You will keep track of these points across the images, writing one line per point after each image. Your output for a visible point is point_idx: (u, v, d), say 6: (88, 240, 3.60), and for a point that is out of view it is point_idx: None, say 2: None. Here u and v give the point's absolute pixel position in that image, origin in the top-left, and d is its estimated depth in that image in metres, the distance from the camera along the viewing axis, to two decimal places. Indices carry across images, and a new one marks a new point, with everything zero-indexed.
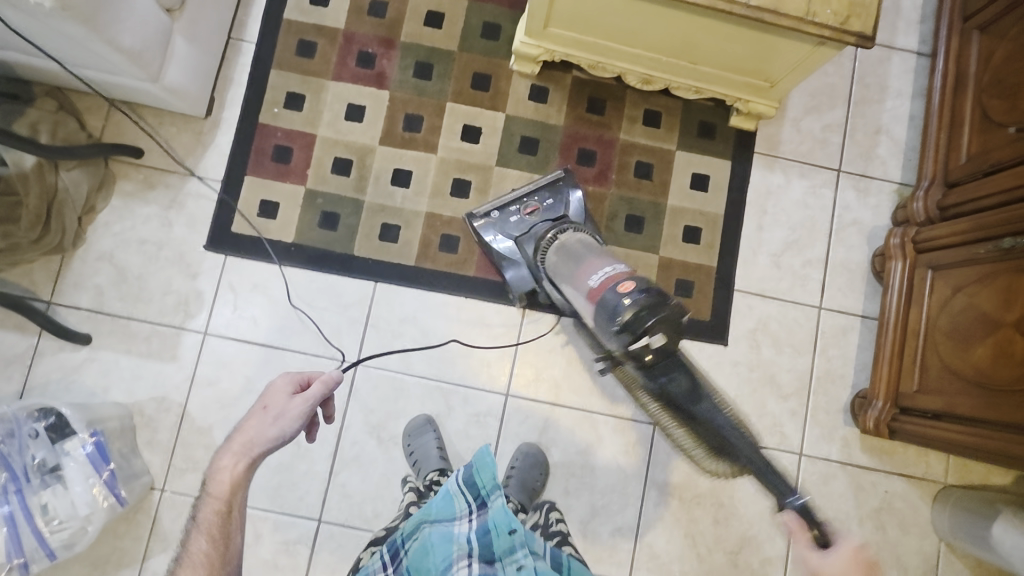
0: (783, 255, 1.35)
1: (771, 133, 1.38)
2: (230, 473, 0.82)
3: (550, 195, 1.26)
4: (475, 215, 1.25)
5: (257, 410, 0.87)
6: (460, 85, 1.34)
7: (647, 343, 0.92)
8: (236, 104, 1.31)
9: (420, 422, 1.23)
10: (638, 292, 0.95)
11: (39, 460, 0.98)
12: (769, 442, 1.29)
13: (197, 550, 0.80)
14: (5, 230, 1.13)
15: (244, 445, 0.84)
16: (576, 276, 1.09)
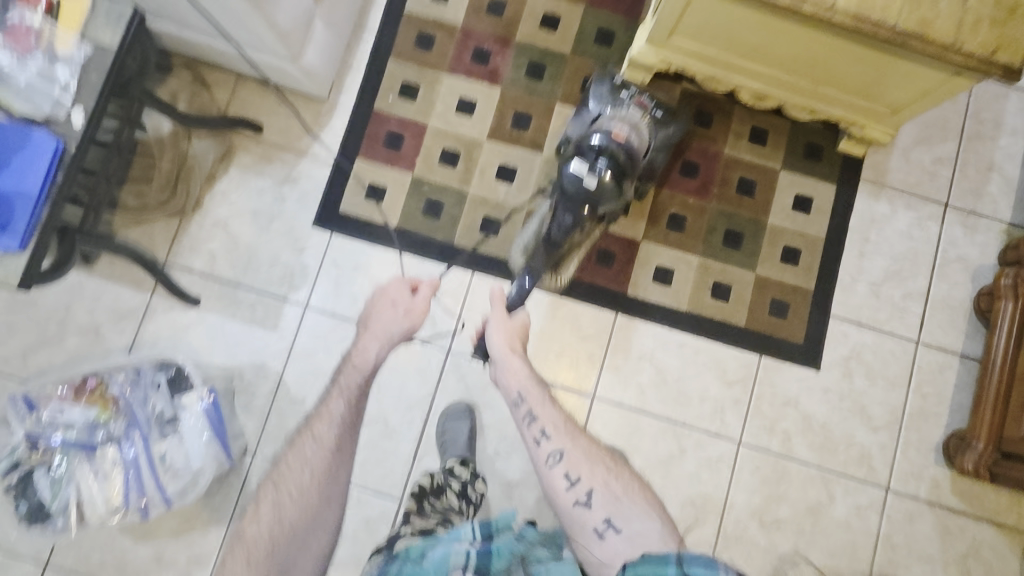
0: (883, 285, 1.33)
1: (879, 161, 1.36)
2: (371, 347, 1.20)
3: (663, 112, 1.21)
4: (601, 72, 1.24)
5: (387, 305, 1.23)
6: (571, 88, 1.36)
7: (584, 173, 1.08)
8: (353, 88, 1.34)
9: (459, 407, 1.25)
10: (618, 144, 1.11)
11: (158, 412, 1.04)
12: (855, 473, 1.27)
13: (336, 411, 1.16)
14: (139, 189, 1.22)
15: (383, 330, 1.21)
16: (599, 117, 1.18)
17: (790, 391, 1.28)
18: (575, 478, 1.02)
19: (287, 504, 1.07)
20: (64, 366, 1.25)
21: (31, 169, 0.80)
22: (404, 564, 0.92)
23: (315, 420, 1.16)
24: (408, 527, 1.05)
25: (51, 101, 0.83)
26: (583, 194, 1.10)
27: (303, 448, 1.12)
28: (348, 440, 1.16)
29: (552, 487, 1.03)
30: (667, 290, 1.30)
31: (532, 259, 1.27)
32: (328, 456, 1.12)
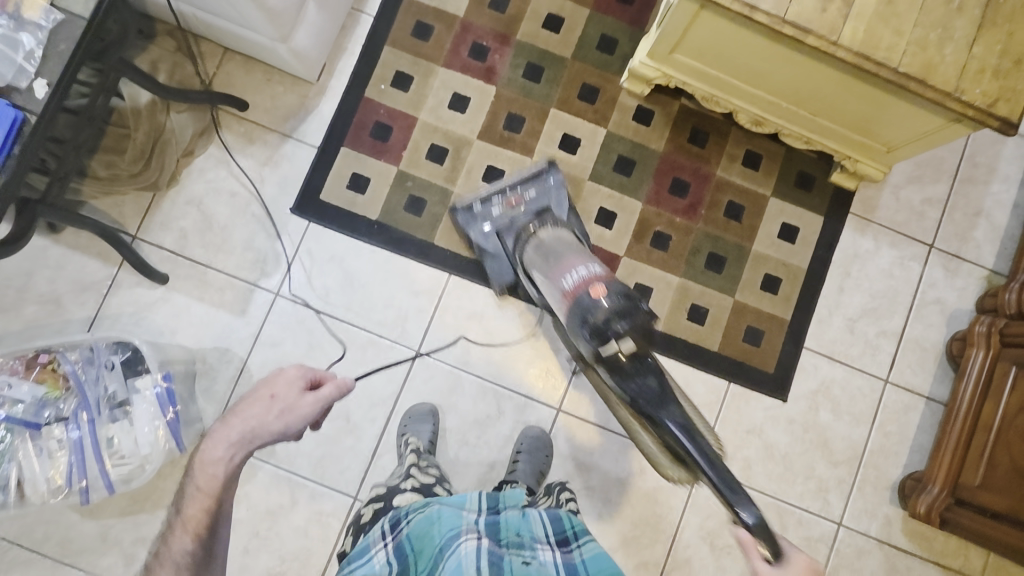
0: (859, 321, 1.33)
1: (868, 197, 1.35)
2: (218, 445, 0.77)
3: (534, 190, 1.24)
4: (459, 207, 1.24)
5: (262, 396, 0.84)
6: (567, 93, 1.33)
7: (615, 348, 0.98)
8: (344, 74, 1.31)
9: (423, 410, 1.23)
10: (608, 296, 1.01)
11: (110, 393, 1.01)
12: (810, 505, 1.27)
13: (181, 549, 0.73)
14: (110, 159, 1.17)
15: (242, 431, 0.79)
16: (552, 270, 1.10)
17: (756, 420, 1.28)
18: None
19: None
20: (21, 335, 1.21)
21: None
22: (407, 520, 0.87)
23: None
24: (410, 481, 1.04)
25: (11, 67, 0.78)
26: (638, 358, 0.99)
27: None
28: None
29: None
30: None
31: (668, 463, 1.07)
32: None
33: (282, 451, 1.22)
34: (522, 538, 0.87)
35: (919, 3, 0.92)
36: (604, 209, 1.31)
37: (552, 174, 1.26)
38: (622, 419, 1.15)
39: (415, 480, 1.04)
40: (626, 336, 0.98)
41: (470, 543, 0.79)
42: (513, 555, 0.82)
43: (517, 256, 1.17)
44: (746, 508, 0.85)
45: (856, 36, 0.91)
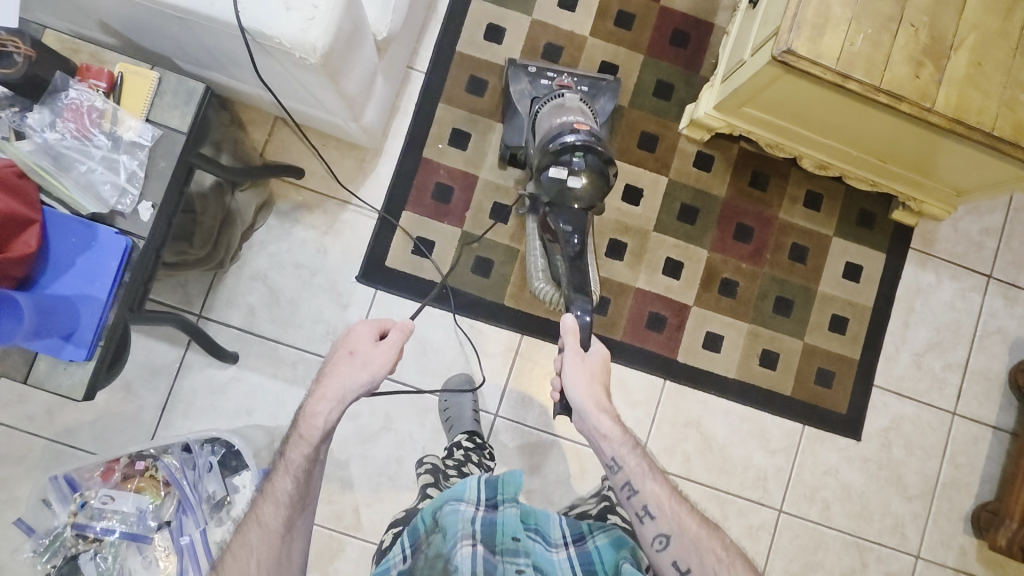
0: (925, 355, 1.34)
1: (928, 231, 1.36)
2: (319, 403, 0.86)
3: (587, 87, 1.19)
4: (515, 62, 1.20)
5: (341, 354, 0.89)
6: (626, 143, 1.31)
7: (565, 176, 0.97)
8: (401, 134, 1.28)
9: (459, 379, 1.24)
10: (587, 133, 1.00)
11: (209, 493, 1.01)
12: (888, 541, 1.30)
13: (282, 490, 0.82)
14: (179, 246, 1.11)
15: (338, 390, 0.86)
16: (548, 119, 1.07)
17: (832, 460, 1.30)
18: (618, 464, 0.91)
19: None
20: (93, 424, 1.20)
21: (98, 272, 0.74)
22: (423, 539, 0.89)
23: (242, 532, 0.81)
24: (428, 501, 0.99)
25: (113, 192, 0.76)
26: (566, 202, 0.99)
27: (246, 538, 0.80)
28: (299, 522, 0.83)
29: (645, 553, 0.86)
30: (716, 357, 1.29)
31: (539, 278, 1.15)
32: (277, 545, 0.80)
33: (367, 524, 1.22)
34: (521, 545, 0.86)
35: (1006, 64, 0.93)
36: (671, 258, 1.30)
37: (606, 94, 1.19)
38: (533, 263, 1.17)
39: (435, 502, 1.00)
40: (584, 178, 0.97)
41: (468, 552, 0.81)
42: (507, 564, 0.82)
43: (533, 110, 1.14)
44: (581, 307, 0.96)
45: (949, 102, 0.92)
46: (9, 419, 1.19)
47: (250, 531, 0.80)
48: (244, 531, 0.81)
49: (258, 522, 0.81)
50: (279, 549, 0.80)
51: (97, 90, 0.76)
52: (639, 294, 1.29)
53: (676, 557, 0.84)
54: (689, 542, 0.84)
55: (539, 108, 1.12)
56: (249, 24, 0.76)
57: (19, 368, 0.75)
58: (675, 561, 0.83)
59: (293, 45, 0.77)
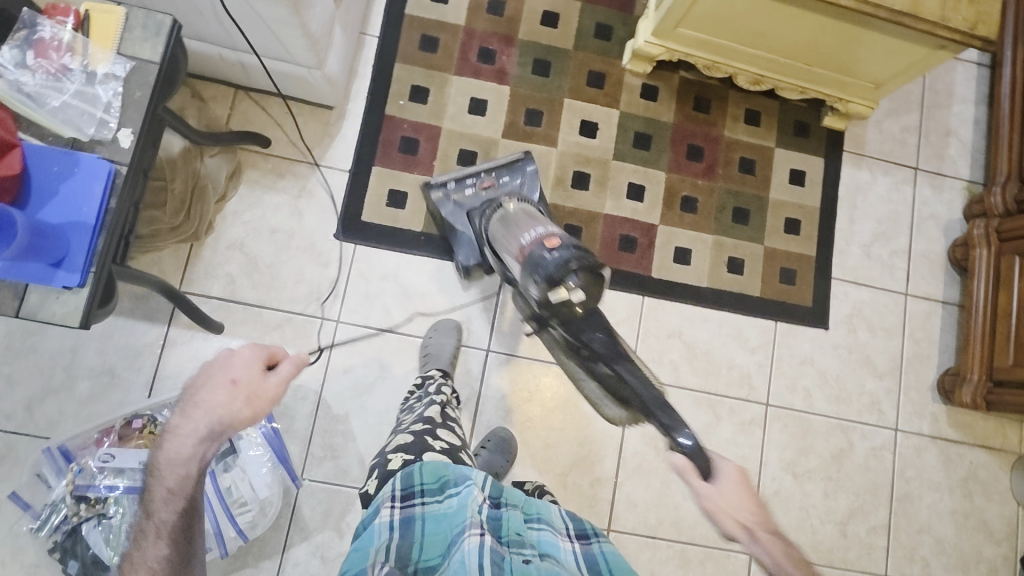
0: (873, 245, 1.46)
1: (857, 133, 1.49)
2: (186, 441, 0.74)
3: (507, 176, 1.21)
4: (432, 183, 1.18)
5: (221, 382, 0.77)
6: (577, 82, 1.39)
7: (565, 296, 0.92)
8: (361, 95, 1.32)
9: (448, 325, 1.26)
10: (564, 247, 0.95)
11: None
12: (868, 419, 1.39)
13: (153, 558, 0.72)
14: (151, 216, 1.15)
15: (203, 428, 0.75)
16: (508, 242, 1.05)
17: (806, 350, 1.39)
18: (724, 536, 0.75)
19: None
20: (77, 414, 1.16)
21: (84, 198, 0.74)
22: (421, 498, 0.79)
23: None
24: (438, 440, 0.92)
25: (91, 121, 0.76)
26: (577, 323, 0.97)
27: None
28: None
29: None
30: (687, 269, 1.37)
31: (606, 403, 1.16)
32: None
33: None
34: (526, 540, 0.77)
35: None
36: (633, 183, 1.38)
37: (525, 164, 1.22)
38: (569, 369, 1.19)
39: (444, 441, 0.92)
40: (580, 285, 0.92)
41: (475, 544, 0.70)
42: (515, 555, 0.72)
43: (478, 227, 1.14)
44: (680, 431, 0.89)
45: None
46: None
47: None
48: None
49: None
50: None
51: (64, 24, 0.77)
52: (608, 219, 1.36)
53: None
54: None
55: (488, 223, 1.12)
56: None
57: (9, 304, 0.73)
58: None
59: None
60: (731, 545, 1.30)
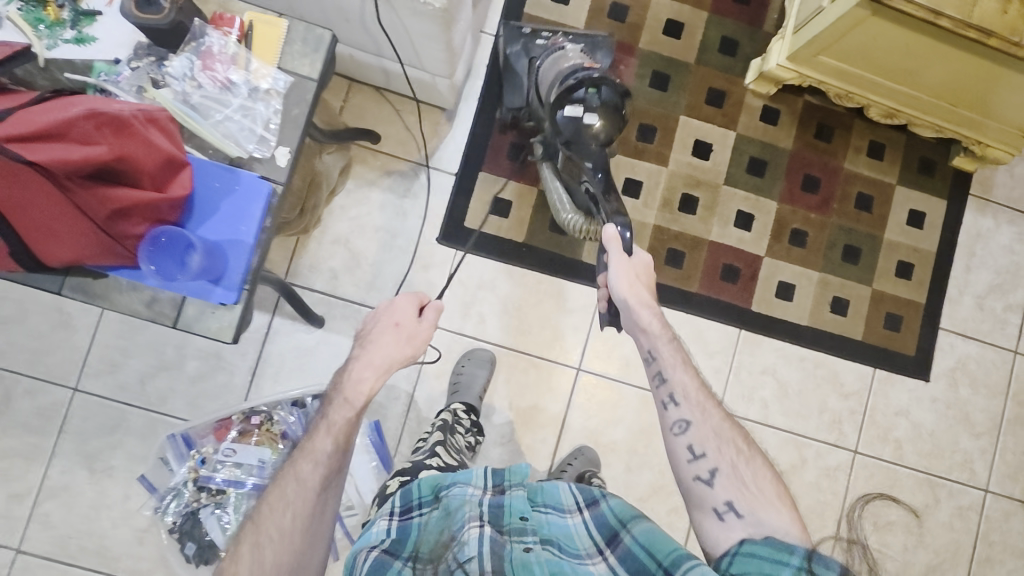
0: (987, 297, 1.38)
1: (986, 176, 1.40)
2: (365, 370, 0.85)
3: (584, 44, 1.18)
4: (509, 23, 1.20)
5: (387, 325, 0.89)
6: (695, 99, 1.33)
7: (581, 114, 0.99)
8: (473, 97, 1.29)
9: (482, 355, 1.24)
10: (594, 71, 1.01)
11: None
12: (958, 476, 1.34)
13: (322, 448, 0.81)
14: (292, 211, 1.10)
15: (382, 357, 0.86)
16: (547, 72, 1.10)
17: (903, 400, 1.34)
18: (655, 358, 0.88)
19: (269, 556, 0.73)
20: (184, 391, 1.21)
21: (242, 216, 0.74)
22: (419, 509, 0.77)
23: (278, 484, 0.79)
24: (435, 460, 0.96)
25: (252, 137, 0.76)
26: (586, 141, 1.00)
27: (283, 490, 0.78)
28: (335, 481, 0.80)
29: (671, 456, 0.81)
30: (789, 305, 1.32)
31: (563, 209, 1.18)
32: (310, 504, 0.77)
33: None
34: (529, 525, 0.73)
35: None
36: (741, 211, 1.33)
37: (602, 50, 1.19)
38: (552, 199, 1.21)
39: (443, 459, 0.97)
40: (599, 115, 0.99)
41: (475, 534, 0.68)
42: (516, 543, 0.69)
43: (534, 67, 1.16)
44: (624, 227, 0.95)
45: None
46: (99, 390, 1.19)
47: (286, 484, 0.78)
48: (281, 482, 0.79)
49: (297, 478, 0.78)
50: (314, 507, 0.78)
51: (229, 35, 0.77)
52: (712, 246, 1.32)
53: (732, 497, 0.74)
54: (711, 430, 0.80)
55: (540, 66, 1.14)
56: None
57: (167, 315, 0.75)
58: (692, 445, 0.79)
59: None
60: None
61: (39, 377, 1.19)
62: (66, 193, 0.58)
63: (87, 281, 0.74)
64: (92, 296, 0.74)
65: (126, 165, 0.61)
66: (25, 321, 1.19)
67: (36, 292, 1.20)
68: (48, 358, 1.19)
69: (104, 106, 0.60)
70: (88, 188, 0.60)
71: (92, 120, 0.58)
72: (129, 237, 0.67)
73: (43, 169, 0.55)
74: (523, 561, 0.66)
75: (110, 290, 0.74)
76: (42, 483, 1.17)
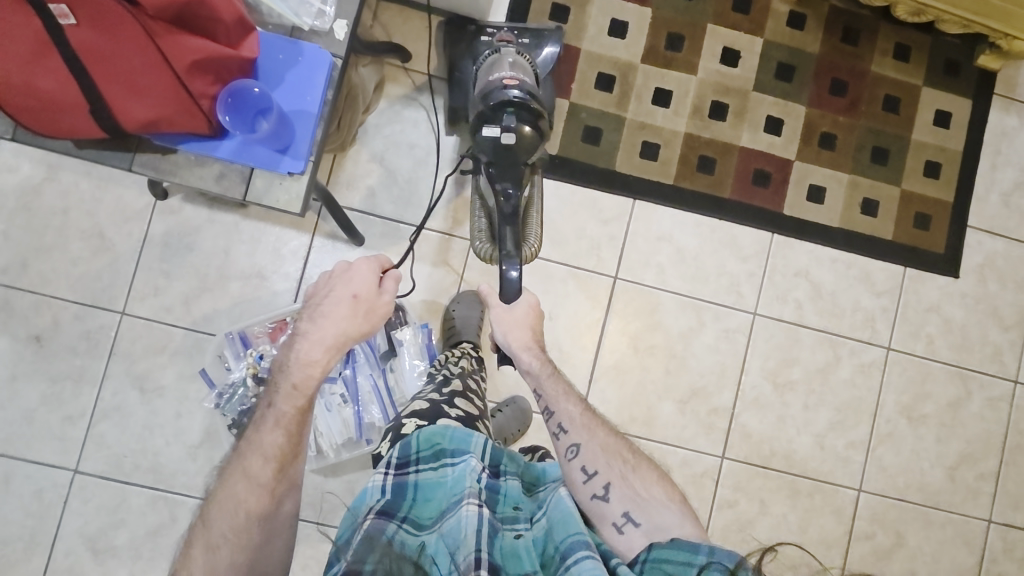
0: (1013, 195, 1.40)
1: (1010, 76, 1.41)
2: (314, 348, 0.83)
3: (529, 38, 1.13)
4: (450, 23, 1.22)
5: (343, 297, 0.88)
6: (721, 7, 1.33)
7: (497, 135, 0.90)
8: (501, 11, 1.29)
9: (471, 295, 1.25)
10: (518, 92, 0.90)
11: (378, 345, 1.11)
12: (989, 369, 1.38)
13: (271, 442, 0.76)
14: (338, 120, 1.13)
15: (334, 334, 0.84)
16: (481, 75, 1.00)
17: (933, 297, 1.37)
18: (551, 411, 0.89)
19: (225, 557, 0.69)
20: (230, 311, 1.22)
21: (309, 86, 0.78)
22: (415, 466, 0.74)
23: (228, 479, 0.74)
24: (453, 408, 0.88)
25: (311, 12, 0.79)
26: (511, 161, 0.92)
27: (232, 489, 0.73)
28: (293, 471, 0.77)
29: (583, 505, 0.79)
30: (820, 208, 1.34)
31: (477, 236, 1.13)
32: (265, 500, 0.73)
33: (504, 388, 1.27)
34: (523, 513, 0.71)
35: None
36: (771, 116, 1.34)
37: (549, 41, 1.13)
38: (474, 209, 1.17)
39: (460, 409, 0.88)
40: (523, 131, 0.90)
41: (474, 511, 0.65)
42: (506, 531, 0.67)
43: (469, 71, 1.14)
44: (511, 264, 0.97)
45: None
46: (146, 312, 1.20)
47: (235, 481, 0.74)
48: (229, 480, 0.75)
49: (246, 473, 0.74)
50: (268, 505, 0.73)
51: None
52: (742, 152, 1.33)
53: (626, 506, 0.77)
54: (598, 448, 0.83)
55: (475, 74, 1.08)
56: None
57: (237, 188, 0.79)
58: (584, 466, 0.81)
59: None
60: (842, 480, 1.33)
61: (86, 301, 1.19)
62: (151, 33, 0.64)
63: (157, 159, 0.77)
64: (160, 172, 0.77)
65: (204, 12, 0.67)
66: (68, 247, 1.19)
67: (75, 217, 1.20)
68: (94, 283, 1.20)
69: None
70: (171, 34, 0.65)
71: None
72: (204, 97, 0.70)
73: (135, 2, 0.63)
74: (513, 549, 0.65)
75: (179, 166, 0.77)
76: (95, 405, 1.19)
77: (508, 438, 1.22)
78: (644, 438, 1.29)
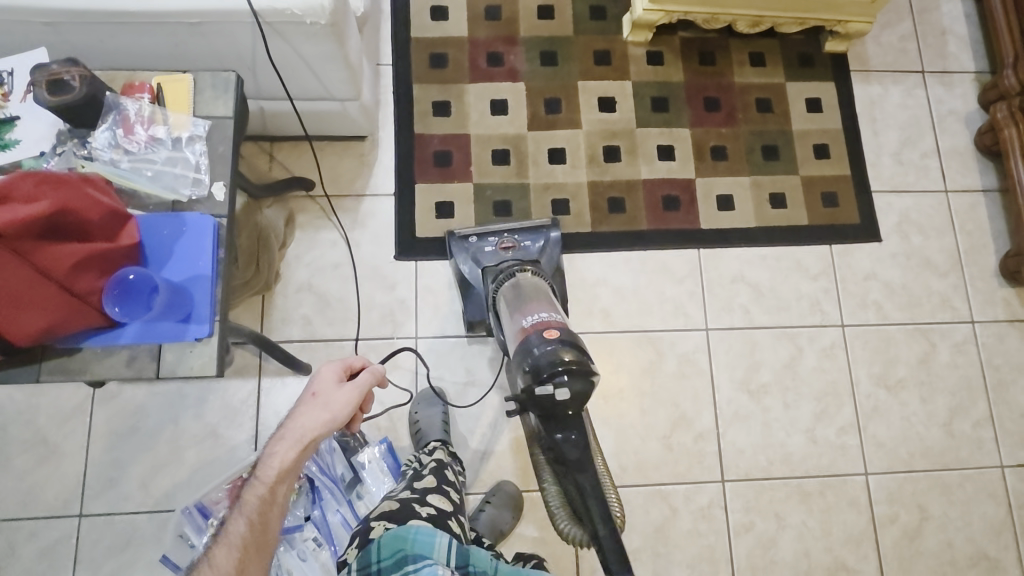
0: (902, 152, 1.49)
1: (859, 52, 1.53)
2: (279, 446, 0.82)
3: (529, 238, 1.22)
4: (455, 236, 1.23)
5: (306, 395, 0.86)
6: (585, 64, 1.44)
7: (551, 392, 0.89)
8: (388, 122, 1.37)
9: (429, 393, 1.23)
10: (558, 342, 0.91)
11: (342, 475, 1.10)
12: (944, 317, 1.40)
13: (235, 532, 0.77)
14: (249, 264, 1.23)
15: (296, 429, 0.82)
16: (511, 313, 1.04)
17: (867, 265, 1.41)
18: None
19: None
20: (190, 481, 1.17)
21: (197, 252, 0.80)
22: None
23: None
24: (424, 507, 0.86)
25: (186, 182, 0.82)
26: (560, 414, 0.92)
27: None
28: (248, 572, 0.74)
29: None
30: (734, 214, 1.40)
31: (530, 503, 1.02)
32: None
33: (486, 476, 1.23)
34: None
35: None
36: (661, 145, 1.42)
37: (548, 233, 1.23)
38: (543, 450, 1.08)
39: (432, 507, 0.87)
40: (570, 385, 0.89)
41: None
42: None
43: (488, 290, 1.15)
44: (624, 573, 0.87)
45: None
46: (104, 507, 1.15)
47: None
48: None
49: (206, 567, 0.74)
50: None
51: (142, 99, 0.84)
52: (646, 184, 1.39)
53: None
54: None
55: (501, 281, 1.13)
56: (261, 5, 0.85)
57: (149, 367, 0.78)
58: None
59: (306, 11, 0.86)
60: (847, 470, 1.30)
61: (38, 515, 1.14)
62: (21, 254, 0.64)
63: (64, 361, 0.76)
64: (70, 373, 0.76)
65: (72, 218, 0.68)
66: (11, 463, 1.16)
67: (11, 431, 1.17)
68: (44, 493, 1.15)
69: (44, 172, 0.68)
70: (43, 249, 0.66)
71: (33, 180, 0.66)
72: (92, 293, 0.71)
73: None
74: None
75: (88, 361, 0.76)
76: None
77: (505, 526, 1.18)
78: (641, 485, 1.26)
